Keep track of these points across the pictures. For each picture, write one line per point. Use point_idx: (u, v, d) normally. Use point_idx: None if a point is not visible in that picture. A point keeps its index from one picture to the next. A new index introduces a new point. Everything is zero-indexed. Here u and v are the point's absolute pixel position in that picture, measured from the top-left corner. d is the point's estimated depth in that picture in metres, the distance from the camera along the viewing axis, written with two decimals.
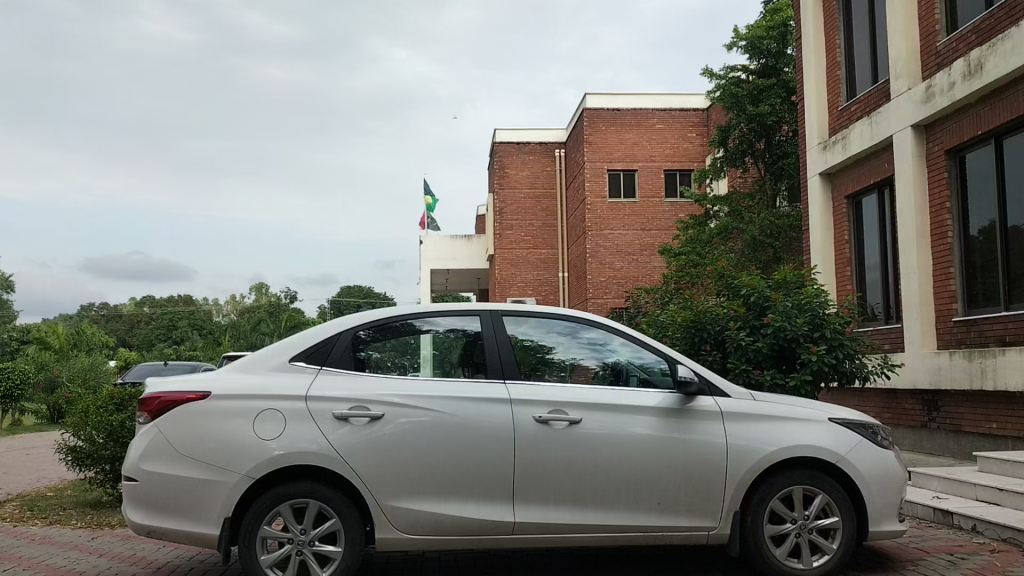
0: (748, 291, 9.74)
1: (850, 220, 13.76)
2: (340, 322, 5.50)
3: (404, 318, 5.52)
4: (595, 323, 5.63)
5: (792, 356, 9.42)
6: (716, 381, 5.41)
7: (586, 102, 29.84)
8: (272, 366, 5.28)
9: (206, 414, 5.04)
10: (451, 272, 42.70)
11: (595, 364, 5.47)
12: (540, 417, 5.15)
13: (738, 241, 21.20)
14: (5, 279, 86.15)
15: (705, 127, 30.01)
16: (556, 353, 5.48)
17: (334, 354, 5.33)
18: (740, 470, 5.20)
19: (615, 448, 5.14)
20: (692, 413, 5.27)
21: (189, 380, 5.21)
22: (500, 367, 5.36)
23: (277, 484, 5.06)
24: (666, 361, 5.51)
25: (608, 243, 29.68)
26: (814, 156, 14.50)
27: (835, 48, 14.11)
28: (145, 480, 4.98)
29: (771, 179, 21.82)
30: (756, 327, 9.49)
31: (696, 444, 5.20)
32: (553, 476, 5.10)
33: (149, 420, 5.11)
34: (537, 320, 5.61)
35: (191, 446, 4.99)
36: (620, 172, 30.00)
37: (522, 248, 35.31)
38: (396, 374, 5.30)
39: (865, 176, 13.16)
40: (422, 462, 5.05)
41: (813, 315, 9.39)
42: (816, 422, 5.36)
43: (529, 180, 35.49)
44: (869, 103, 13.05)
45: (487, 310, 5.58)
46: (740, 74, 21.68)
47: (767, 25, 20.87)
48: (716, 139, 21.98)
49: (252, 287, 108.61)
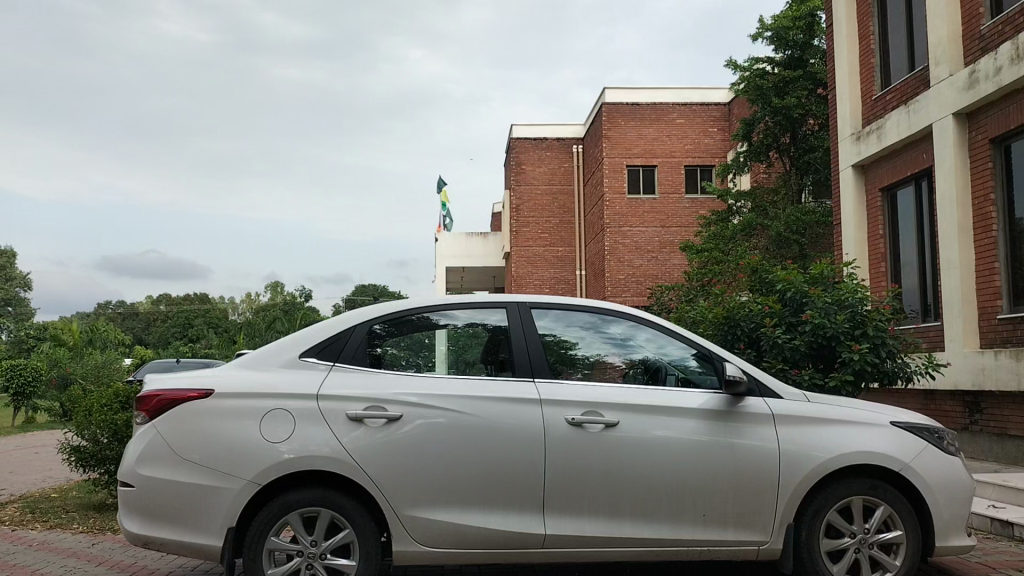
0: (783, 286, 9.25)
1: (883, 214, 13.24)
2: (354, 314, 5.08)
3: (421, 311, 5.08)
4: (619, 316, 5.19)
5: (831, 355, 8.93)
6: (765, 381, 4.95)
7: (605, 96, 29.39)
8: (277, 363, 4.84)
9: (209, 414, 4.61)
10: (467, 270, 42.31)
11: (621, 361, 5.02)
12: (573, 419, 4.69)
13: (762, 237, 20.66)
14: (23, 278, 86.76)
15: (727, 121, 29.40)
16: (578, 349, 5.01)
17: (348, 349, 4.90)
18: (794, 480, 4.72)
19: (656, 452, 4.67)
20: (739, 415, 4.79)
21: (191, 377, 4.78)
22: (528, 364, 4.90)
23: (286, 489, 4.61)
24: (698, 354, 5.06)
25: (627, 240, 29.19)
26: (846, 148, 13.99)
27: (869, 34, 13.57)
28: (142, 486, 4.55)
29: (797, 173, 21.25)
30: (793, 325, 8.99)
31: (747, 451, 4.72)
32: (588, 484, 4.64)
33: (147, 420, 4.68)
34: (561, 312, 5.16)
35: (192, 450, 4.55)
36: (639, 168, 29.51)
37: (539, 246, 34.86)
38: (414, 373, 4.85)
39: (900, 168, 12.64)
40: (444, 468, 4.60)
41: (853, 312, 8.91)
42: (876, 426, 4.87)
43: (546, 176, 35.03)
44: (906, 92, 12.51)
45: (513, 302, 5.14)
46: (765, 66, 21.13)
47: (793, 15, 20.34)
48: (740, 133, 21.47)
49: (268, 286, 108.72)
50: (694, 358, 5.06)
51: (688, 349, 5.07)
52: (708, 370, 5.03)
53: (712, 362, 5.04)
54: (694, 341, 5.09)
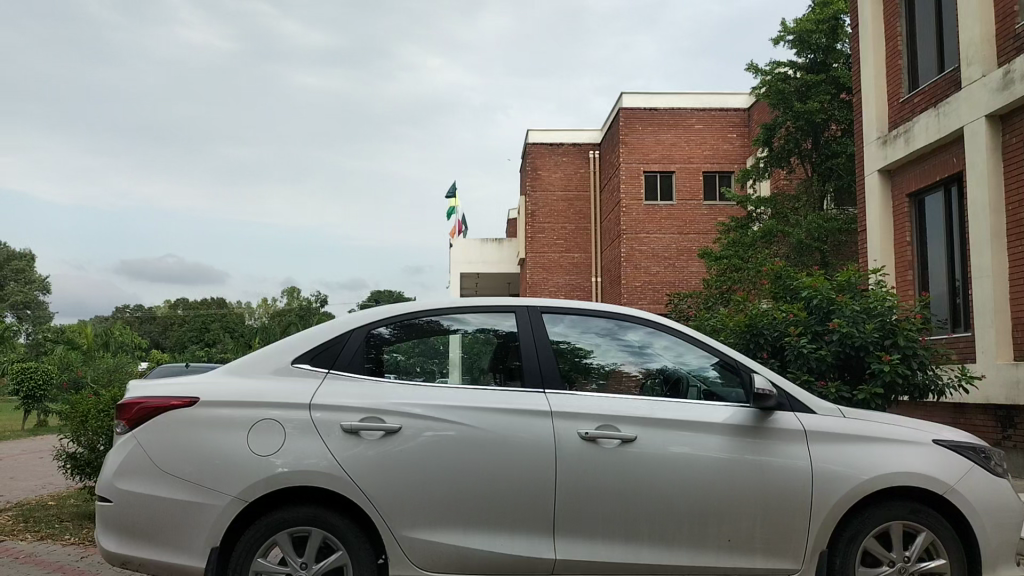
0: (809, 293, 8.86)
1: (912, 220, 12.81)
2: (355, 317, 4.74)
3: (428, 315, 4.74)
4: (637, 322, 4.82)
5: (859, 366, 8.52)
6: (797, 394, 4.57)
7: (623, 101, 29.06)
8: (271, 368, 4.51)
9: (193, 424, 4.27)
10: (482, 275, 41.98)
11: (638, 371, 4.64)
12: (587, 434, 4.31)
13: (783, 244, 20.21)
14: (41, 280, 87.33)
15: (747, 127, 28.90)
16: (593, 357, 4.64)
17: (345, 355, 4.56)
18: (828, 503, 4.33)
19: (678, 471, 4.29)
20: (769, 431, 4.41)
21: (176, 384, 4.45)
22: (539, 374, 4.54)
23: (274, 507, 4.26)
24: (718, 362, 4.69)
25: (644, 247, 28.79)
26: (872, 153, 13.56)
27: (896, 35, 13.14)
28: (120, 501, 4.22)
29: (818, 179, 20.79)
30: (819, 333, 8.58)
31: (777, 471, 4.33)
32: (604, 505, 4.26)
33: (128, 430, 4.34)
34: (576, 318, 4.79)
35: (175, 464, 4.21)
36: (657, 174, 29.13)
37: (555, 252, 34.53)
38: (418, 380, 4.51)
39: (929, 173, 12.21)
40: (447, 485, 4.24)
41: (882, 321, 8.50)
42: (916, 445, 4.48)
43: (561, 182, 34.69)
44: (935, 93, 12.07)
45: (523, 305, 4.79)
46: (786, 70, 20.77)
47: (816, 19, 19.93)
48: (761, 139, 21.16)
49: (285, 292, 108.93)
50: (714, 367, 4.68)
51: (708, 357, 4.70)
52: (730, 381, 4.65)
53: (734, 371, 4.66)
54: (715, 349, 4.72)
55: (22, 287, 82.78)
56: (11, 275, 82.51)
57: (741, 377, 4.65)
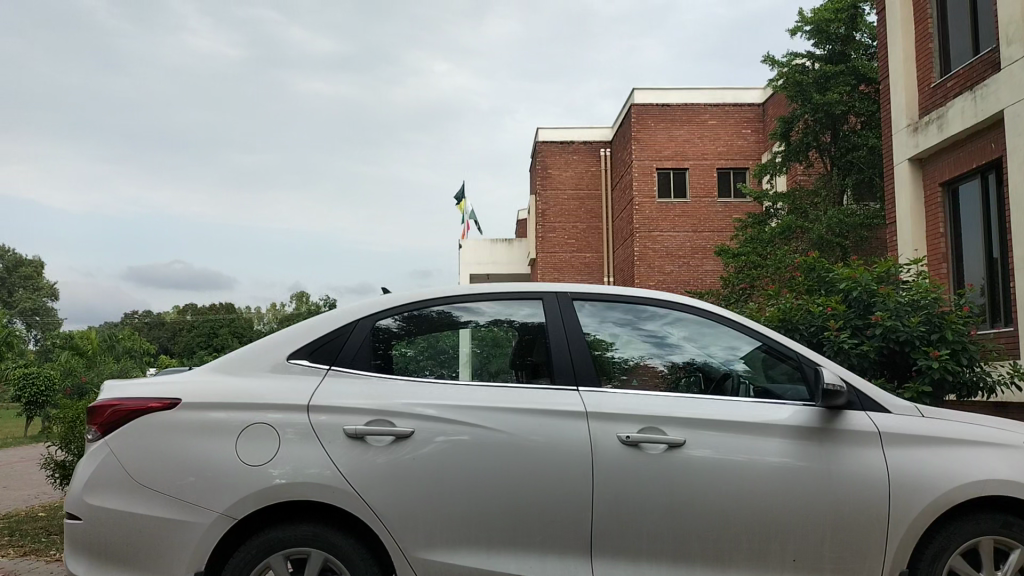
0: (847, 286, 8.29)
1: (944, 211, 12.21)
2: (357, 307, 4.18)
3: (441, 305, 4.19)
4: (660, 308, 4.28)
5: (904, 363, 7.92)
6: (866, 390, 3.99)
7: (634, 97, 28.54)
8: (263, 366, 3.95)
9: (174, 427, 3.71)
10: (491, 277, 41.37)
11: (661, 365, 4.09)
12: (628, 437, 3.73)
13: (802, 240, 19.57)
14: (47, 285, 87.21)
15: (761, 123, 28.24)
16: (615, 350, 4.08)
17: (346, 351, 3.99)
18: (908, 516, 3.75)
19: (733, 479, 3.71)
20: (838, 433, 3.83)
21: (155, 384, 3.89)
22: (570, 370, 3.97)
23: (268, 526, 3.69)
24: (745, 354, 4.14)
25: (657, 245, 28.22)
26: (901, 141, 12.99)
27: (926, 18, 12.52)
28: (91, 519, 3.64)
29: (838, 173, 20.15)
30: (860, 328, 7.98)
31: (849, 480, 3.75)
32: (651, 521, 3.68)
33: (100, 438, 3.77)
34: (596, 306, 4.24)
35: (154, 475, 3.64)
36: (670, 171, 28.55)
37: (565, 252, 34.00)
38: (431, 378, 3.94)
39: (964, 160, 11.62)
40: (469, 498, 3.67)
41: (928, 315, 7.90)
42: (1007, 448, 3.91)
43: (572, 181, 34.15)
44: (970, 76, 11.45)
45: (549, 293, 4.24)
46: (804, 62, 20.20)
47: (834, 7, 19.32)
48: (779, 131, 20.54)
49: (293, 297, 108.55)
50: (741, 361, 4.12)
51: (735, 350, 4.15)
52: (758, 375, 4.08)
53: (765, 365, 4.11)
54: (743, 339, 4.18)
55: (31, 293, 82.77)
56: (19, 282, 82.46)
57: (772, 371, 4.09)
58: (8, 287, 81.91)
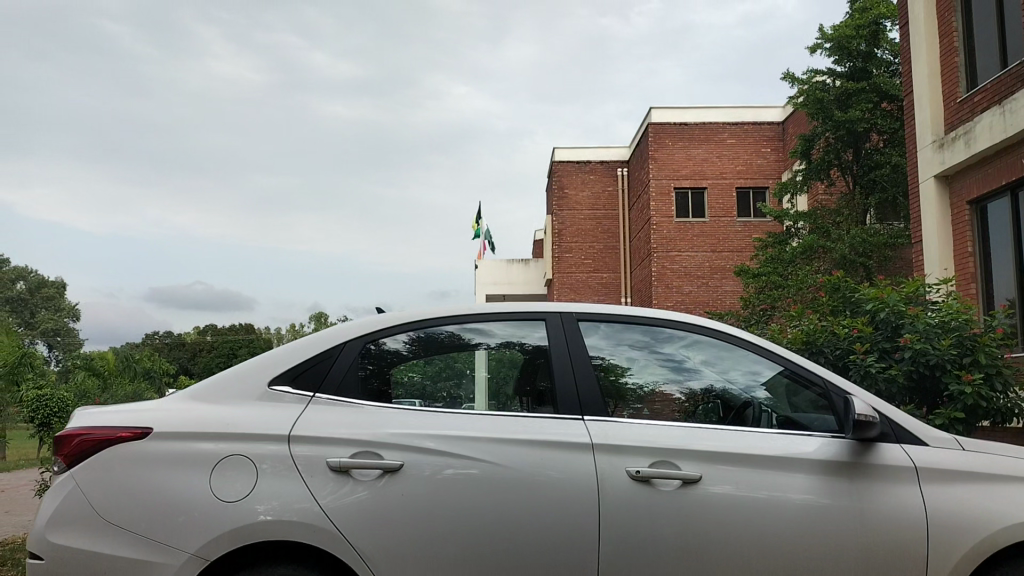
0: (874, 307, 7.93)
1: (973, 229, 11.83)
2: (350, 327, 3.89)
3: (444, 326, 3.91)
4: (678, 330, 3.96)
5: (935, 388, 7.53)
6: (904, 422, 3.64)
7: (651, 116, 28.29)
8: (247, 392, 3.66)
9: (147, 458, 3.42)
10: (508, 298, 41.06)
11: (678, 392, 3.77)
12: (638, 472, 3.40)
13: (824, 260, 19.15)
14: (68, 305, 87.83)
15: (781, 141, 27.88)
16: (630, 376, 3.78)
17: (335, 374, 3.70)
18: (948, 563, 3.39)
19: (757, 519, 3.36)
20: (871, 467, 3.48)
21: (127, 413, 3.61)
22: (576, 398, 3.65)
23: (248, 566, 3.38)
24: (768, 381, 3.80)
25: (675, 265, 27.85)
26: (927, 158, 12.61)
27: (952, 31, 12.18)
28: (53, 559, 3.33)
29: (861, 193, 19.75)
30: (888, 351, 7.61)
31: (882, 520, 3.40)
32: (663, 566, 3.34)
33: (66, 469, 3.48)
34: (610, 327, 3.93)
35: (122, 511, 3.35)
36: (688, 191, 28.23)
37: (582, 273, 33.67)
38: (440, 405, 3.67)
39: (992, 177, 11.22)
40: (464, 539, 3.34)
41: (960, 337, 7.51)
42: None
43: (589, 200, 33.89)
44: (998, 91, 11.06)
45: (555, 312, 3.94)
46: (824, 79, 19.83)
47: (855, 24, 19.01)
48: (799, 150, 20.18)
49: (312, 318, 108.69)
50: (763, 388, 3.79)
51: (757, 376, 3.82)
52: (782, 403, 3.74)
53: (789, 392, 3.77)
54: (765, 363, 3.84)
55: (54, 315, 83.33)
56: (42, 303, 83.08)
57: (796, 398, 3.75)
58: (30, 307, 82.56)
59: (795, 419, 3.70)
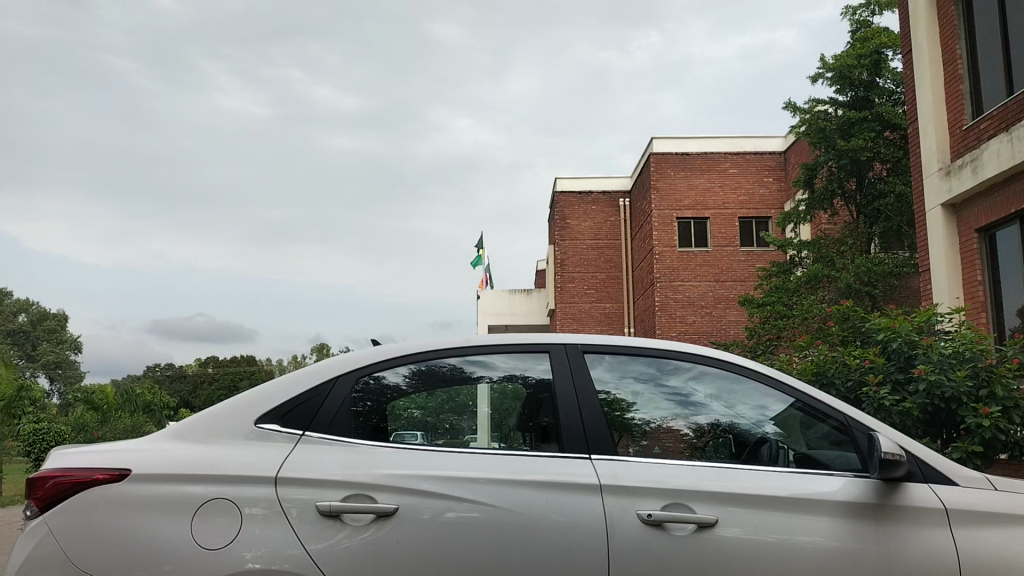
0: (886, 337, 7.74)
1: (982, 257, 11.65)
2: (341, 361, 3.70)
3: (443, 359, 3.71)
4: (685, 362, 3.77)
5: (951, 421, 7.29)
6: (930, 459, 3.43)
7: (653, 146, 28.29)
8: (233, 431, 3.46)
9: (124, 501, 3.21)
10: (510, 328, 40.78)
11: (684, 426, 3.57)
12: (650, 515, 3.18)
13: (829, 289, 18.93)
14: (69, 337, 87.59)
15: (783, 171, 27.80)
16: (635, 411, 3.58)
17: (326, 411, 3.49)
18: None
19: (776, 566, 3.14)
20: (898, 508, 3.27)
21: (105, 454, 3.40)
22: (583, 436, 3.44)
23: None
24: (777, 415, 3.59)
25: (679, 295, 27.67)
26: (933, 186, 12.47)
27: (956, 59, 12.10)
28: None
29: (864, 222, 19.62)
30: (901, 383, 7.39)
31: (910, 565, 3.18)
32: None
33: (37, 515, 3.26)
34: (615, 359, 3.74)
35: (95, 559, 3.12)
36: (690, 220, 28.13)
37: (585, 303, 33.47)
38: (439, 443, 3.45)
39: (1001, 205, 11.07)
40: None
41: (975, 369, 7.29)
42: None
43: (591, 230, 33.80)
44: (1003, 118, 10.92)
45: (560, 344, 3.75)
46: (826, 108, 19.75)
47: (856, 53, 19.00)
48: (802, 178, 20.08)
49: (313, 350, 107.97)
50: (773, 423, 3.58)
51: (765, 410, 3.61)
52: (795, 438, 3.53)
53: (802, 426, 3.56)
54: (774, 397, 3.64)
55: (54, 347, 82.96)
56: (44, 336, 82.82)
57: (809, 433, 3.54)
58: (32, 339, 82.24)
59: (811, 456, 3.49)
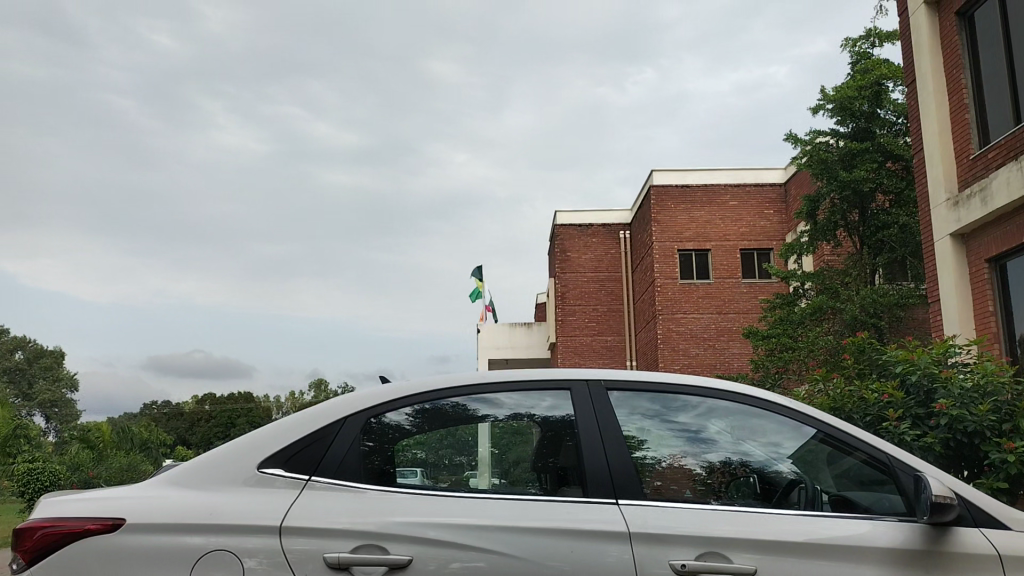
0: (903, 370, 7.53)
1: (993, 287, 11.48)
2: (341, 402, 3.48)
3: (450, 397, 3.49)
4: (692, 397, 3.55)
5: (974, 456, 7.04)
6: (973, 498, 3.22)
7: (654, 178, 28.29)
8: (231, 476, 3.24)
9: (117, 553, 2.99)
10: (510, 361, 40.46)
11: (696, 465, 3.35)
12: (683, 565, 2.96)
13: (834, 321, 18.72)
14: (66, 375, 87.03)
15: (784, 203, 27.74)
16: (646, 449, 3.35)
17: (331, 455, 3.27)
18: None
19: None
20: (946, 552, 3.06)
21: (98, 501, 3.18)
22: (608, 479, 3.22)
23: None
24: (793, 452, 3.38)
25: (681, 328, 27.47)
26: (941, 216, 12.34)
27: (961, 88, 12.03)
28: None
29: (868, 253, 19.49)
30: (922, 418, 7.16)
31: None
32: None
33: (25, 568, 3.02)
34: (629, 395, 3.51)
35: None
36: (691, 252, 28.02)
37: (586, 336, 33.23)
38: (448, 487, 3.24)
39: (1010, 235, 10.92)
40: None
41: (996, 403, 7.06)
42: None
43: (591, 263, 33.69)
44: (1012, 146, 10.81)
45: (580, 381, 3.53)
46: (828, 139, 19.70)
47: (857, 85, 19.01)
48: (804, 210, 19.98)
49: (313, 385, 107.09)
50: (790, 461, 3.36)
51: (779, 447, 3.40)
52: (818, 476, 3.31)
53: (825, 462, 3.34)
54: (788, 432, 3.42)
55: (52, 385, 82.39)
56: (41, 373, 82.26)
57: (831, 470, 3.33)
58: (29, 377, 81.65)
59: (843, 498, 3.26)
